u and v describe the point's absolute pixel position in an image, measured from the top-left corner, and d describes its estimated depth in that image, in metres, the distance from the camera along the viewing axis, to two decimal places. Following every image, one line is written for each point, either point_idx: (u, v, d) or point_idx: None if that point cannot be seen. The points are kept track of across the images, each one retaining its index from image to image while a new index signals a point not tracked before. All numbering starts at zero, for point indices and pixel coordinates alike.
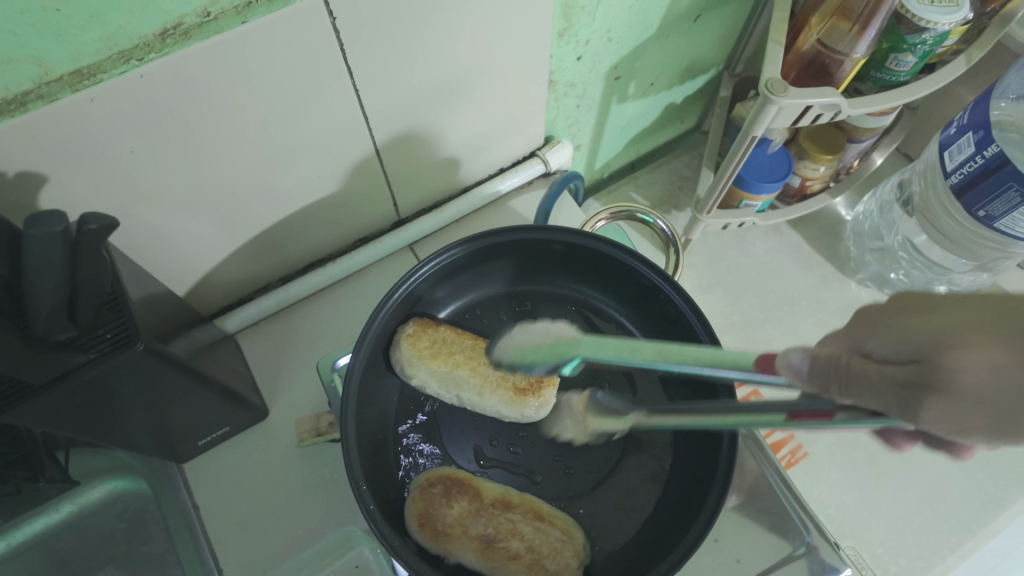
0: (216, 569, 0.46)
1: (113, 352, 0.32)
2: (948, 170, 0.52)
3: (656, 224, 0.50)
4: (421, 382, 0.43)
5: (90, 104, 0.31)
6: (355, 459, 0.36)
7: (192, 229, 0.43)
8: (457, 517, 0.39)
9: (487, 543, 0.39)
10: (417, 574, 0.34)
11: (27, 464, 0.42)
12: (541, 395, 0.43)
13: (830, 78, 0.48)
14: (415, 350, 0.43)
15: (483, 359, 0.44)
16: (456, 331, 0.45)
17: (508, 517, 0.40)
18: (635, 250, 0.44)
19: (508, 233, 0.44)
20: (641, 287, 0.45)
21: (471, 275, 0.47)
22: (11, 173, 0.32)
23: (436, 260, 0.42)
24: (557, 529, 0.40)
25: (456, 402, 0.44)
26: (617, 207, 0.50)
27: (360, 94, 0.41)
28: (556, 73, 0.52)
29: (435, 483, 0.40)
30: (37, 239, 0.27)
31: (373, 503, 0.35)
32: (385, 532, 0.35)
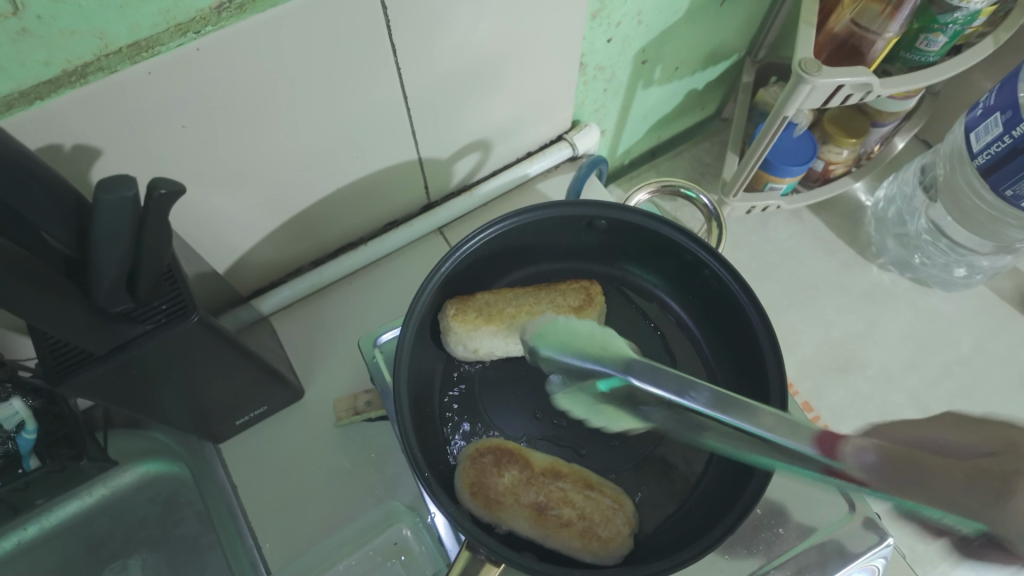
0: (254, 547, 0.46)
1: (169, 324, 0.33)
2: (975, 151, 0.53)
3: (699, 198, 0.50)
4: (488, 348, 0.44)
5: (147, 77, 0.31)
6: (410, 428, 0.37)
7: (233, 208, 0.43)
8: (509, 485, 0.39)
9: (542, 509, 0.39)
10: (473, 539, 0.34)
11: (70, 442, 0.43)
12: (596, 307, 0.46)
13: (860, 58, 0.49)
14: (469, 326, 0.43)
15: (530, 301, 0.45)
16: (493, 292, 0.46)
17: (561, 485, 0.40)
18: (680, 223, 0.44)
19: (556, 209, 0.44)
20: (682, 262, 0.46)
21: (512, 253, 0.48)
22: (68, 147, 0.32)
23: (484, 234, 0.43)
24: (609, 500, 0.40)
25: (524, 350, 0.45)
26: (660, 181, 0.50)
27: (401, 74, 0.41)
28: (586, 57, 0.52)
29: (485, 453, 0.40)
30: (107, 206, 0.26)
31: (428, 471, 0.35)
32: (439, 494, 0.35)
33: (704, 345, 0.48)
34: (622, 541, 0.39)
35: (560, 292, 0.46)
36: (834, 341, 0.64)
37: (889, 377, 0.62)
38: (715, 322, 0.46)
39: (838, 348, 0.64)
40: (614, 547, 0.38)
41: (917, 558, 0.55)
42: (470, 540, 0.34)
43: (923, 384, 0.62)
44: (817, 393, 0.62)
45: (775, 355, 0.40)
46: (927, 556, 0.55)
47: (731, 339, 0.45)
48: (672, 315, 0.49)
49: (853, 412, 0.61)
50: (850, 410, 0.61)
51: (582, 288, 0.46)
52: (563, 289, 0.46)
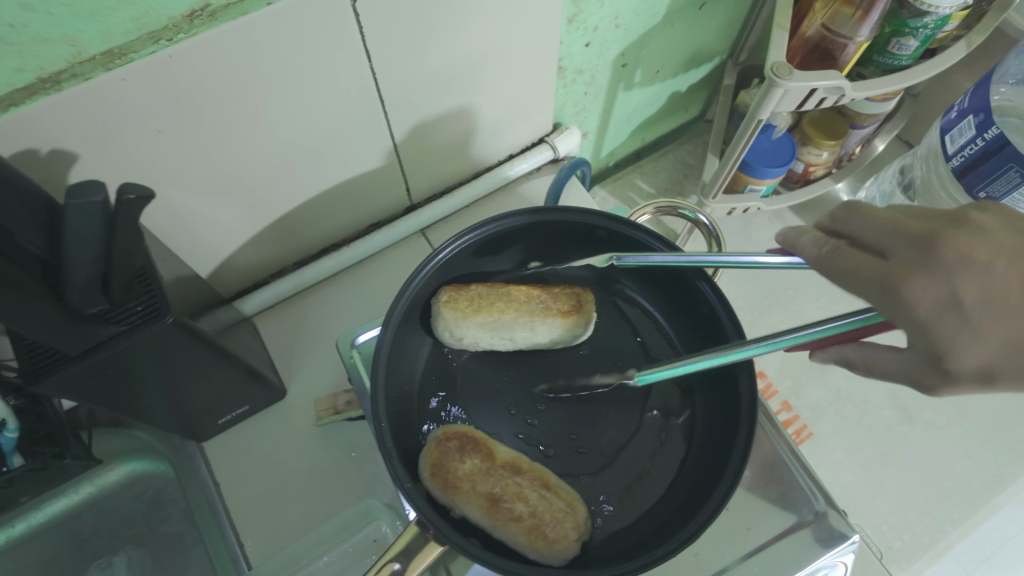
0: (236, 545, 0.47)
1: (144, 325, 0.33)
2: (950, 153, 0.53)
3: (697, 219, 0.46)
4: (472, 340, 0.43)
5: (120, 84, 0.32)
6: (381, 402, 0.37)
7: (212, 211, 0.44)
8: (468, 473, 0.39)
9: (493, 501, 0.38)
10: (423, 517, 0.34)
11: (52, 441, 0.44)
12: (586, 314, 0.44)
13: (833, 62, 0.50)
14: (458, 314, 0.42)
15: (522, 298, 0.44)
16: (487, 286, 0.45)
17: (516, 483, 0.39)
18: (676, 243, 0.42)
19: (551, 215, 0.43)
20: (675, 279, 0.44)
21: (506, 253, 0.47)
22: (44, 152, 0.33)
23: (472, 234, 0.42)
24: (564, 499, 0.39)
25: (508, 348, 0.44)
26: (661, 202, 0.47)
27: (377, 78, 0.42)
28: (564, 60, 0.53)
29: (451, 437, 0.40)
30: (76, 210, 0.27)
31: (390, 441, 0.36)
32: (398, 473, 0.35)
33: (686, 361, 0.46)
34: (569, 545, 0.37)
35: (553, 293, 0.45)
36: None
37: None
38: (699, 340, 0.45)
39: None
40: (559, 548, 0.37)
41: (893, 555, 0.56)
42: (420, 517, 0.34)
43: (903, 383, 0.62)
44: (797, 392, 0.62)
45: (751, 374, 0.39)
46: (903, 554, 0.56)
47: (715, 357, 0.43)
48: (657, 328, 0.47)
49: (832, 411, 0.61)
50: (829, 408, 0.61)
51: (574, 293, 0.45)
52: (556, 292, 0.45)
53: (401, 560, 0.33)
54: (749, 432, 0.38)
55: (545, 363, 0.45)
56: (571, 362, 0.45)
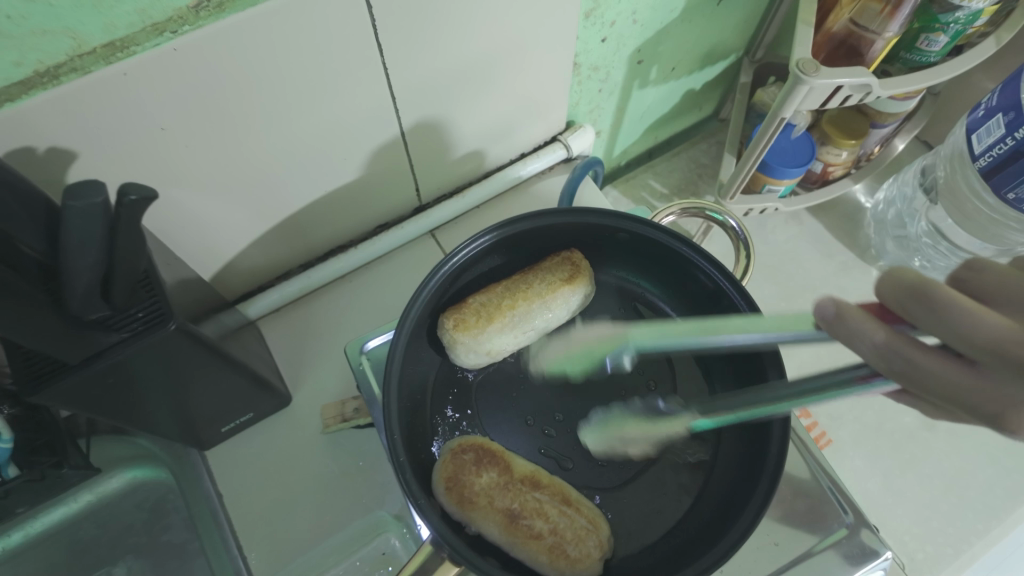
0: (240, 558, 0.45)
1: (146, 332, 0.32)
2: (976, 153, 0.52)
3: (725, 221, 0.44)
4: (500, 347, 0.41)
5: (123, 79, 0.30)
6: (394, 413, 0.35)
7: (217, 212, 0.42)
8: (485, 487, 0.37)
9: (512, 516, 0.36)
10: (439, 537, 0.32)
11: (51, 450, 0.42)
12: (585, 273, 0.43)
13: (859, 59, 0.48)
14: (473, 333, 0.40)
15: (520, 285, 0.42)
16: (483, 291, 0.42)
17: (535, 497, 0.37)
18: (704, 247, 0.40)
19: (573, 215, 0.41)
20: (704, 287, 0.42)
21: (527, 257, 0.44)
22: (41, 149, 0.31)
23: (491, 236, 0.39)
24: (587, 516, 0.37)
25: (533, 338, 0.42)
26: (687, 203, 0.45)
27: (388, 74, 0.41)
28: (580, 56, 0.52)
29: (466, 450, 0.38)
30: (77, 213, 0.26)
31: (405, 456, 0.34)
32: (413, 489, 0.33)
33: (713, 375, 0.43)
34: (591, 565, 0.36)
35: (542, 267, 0.43)
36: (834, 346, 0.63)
37: None
38: (727, 354, 0.42)
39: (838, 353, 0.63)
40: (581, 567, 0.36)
41: (916, 567, 0.54)
42: (434, 537, 0.32)
43: None
44: None
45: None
46: (927, 566, 0.54)
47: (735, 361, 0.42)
48: None
49: (851, 417, 0.60)
50: (849, 415, 0.60)
51: (566, 257, 0.43)
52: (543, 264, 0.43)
53: None
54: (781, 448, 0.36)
55: (564, 375, 0.43)
56: (594, 374, 0.43)
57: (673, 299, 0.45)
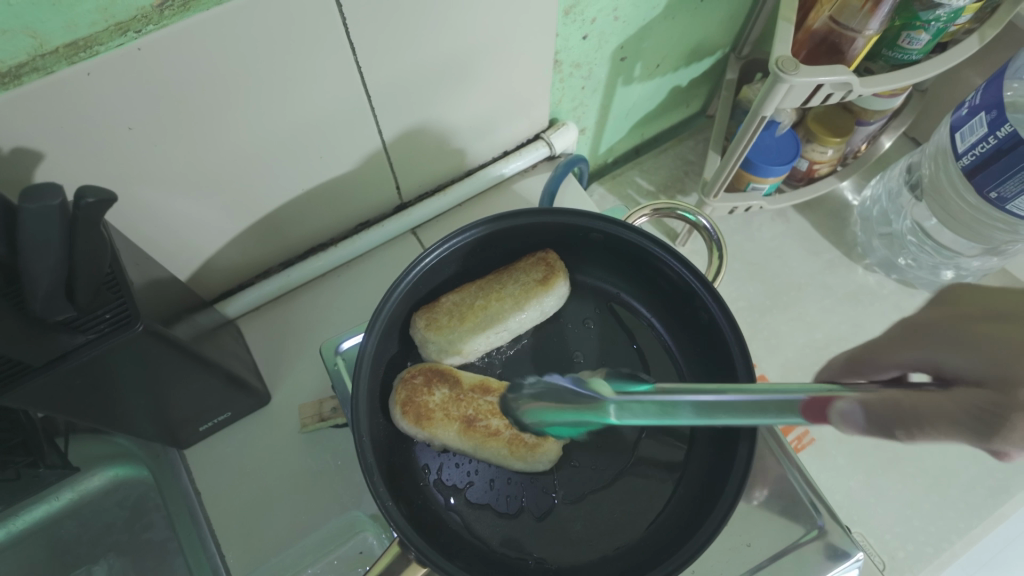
0: (219, 556, 0.45)
1: (112, 333, 0.32)
2: (960, 152, 0.51)
3: (697, 221, 0.44)
4: (473, 348, 0.41)
5: (86, 78, 0.30)
6: (363, 412, 0.35)
7: (192, 211, 0.42)
8: (439, 403, 0.39)
9: (470, 425, 0.39)
10: (405, 537, 0.32)
11: (27, 449, 0.42)
12: (561, 274, 0.42)
13: (841, 56, 0.48)
14: (445, 333, 0.40)
15: (495, 286, 0.42)
16: (458, 291, 0.42)
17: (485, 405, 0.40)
18: (675, 247, 0.40)
19: (548, 215, 0.40)
20: (676, 286, 0.41)
21: (505, 258, 0.44)
22: (6, 150, 0.31)
23: (462, 236, 0.39)
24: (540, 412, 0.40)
25: (507, 338, 0.42)
26: (659, 203, 0.44)
27: (362, 72, 0.40)
28: (561, 53, 0.51)
29: (416, 374, 0.40)
30: (33, 215, 0.26)
31: (372, 457, 0.34)
32: (379, 489, 0.33)
33: (687, 377, 0.43)
34: (550, 453, 0.39)
35: (519, 267, 0.42)
36: (819, 344, 0.63)
37: None
38: (700, 354, 0.42)
39: (822, 351, 0.63)
40: (542, 452, 0.38)
41: (898, 565, 0.54)
42: (400, 538, 0.32)
43: None
44: None
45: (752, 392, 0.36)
46: (908, 564, 0.54)
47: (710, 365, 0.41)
48: (659, 342, 0.44)
49: None
50: None
51: (541, 259, 0.42)
52: (520, 265, 0.43)
53: None
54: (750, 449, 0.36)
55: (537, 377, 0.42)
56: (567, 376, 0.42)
57: (647, 299, 0.45)
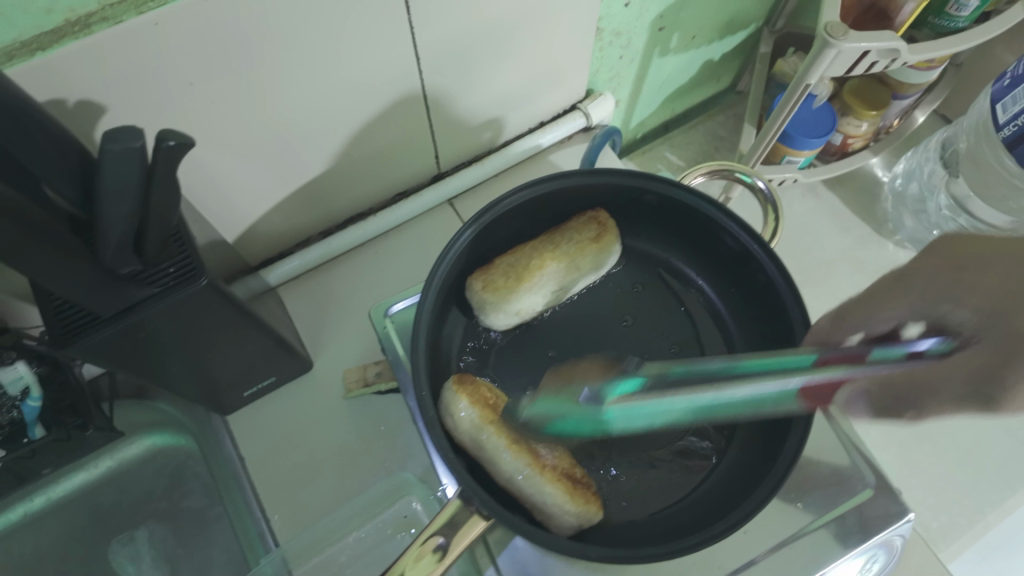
0: (264, 519, 0.46)
1: (177, 287, 0.32)
2: (1001, 123, 0.51)
3: (754, 183, 0.44)
4: (530, 307, 0.40)
5: (154, 29, 0.30)
6: (422, 369, 0.35)
7: (241, 173, 0.42)
8: (470, 431, 0.36)
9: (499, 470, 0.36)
10: (469, 490, 0.32)
11: (75, 411, 0.42)
12: (613, 233, 0.42)
13: (888, 23, 0.47)
14: (503, 294, 0.39)
15: (548, 245, 0.41)
16: (509, 252, 0.42)
17: (519, 467, 0.36)
18: (731, 209, 0.40)
19: (600, 175, 0.40)
20: (729, 250, 0.41)
21: (554, 221, 0.44)
22: (71, 102, 0.31)
23: (518, 195, 0.39)
24: (575, 488, 0.36)
25: (559, 298, 0.42)
26: (714, 164, 0.43)
27: (414, 32, 0.40)
28: (603, 21, 0.51)
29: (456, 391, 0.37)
30: (114, 156, 0.25)
31: (433, 412, 0.34)
32: (440, 442, 0.33)
33: (737, 339, 0.43)
34: (562, 527, 0.36)
35: (569, 225, 0.42)
36: None
37: None
38: (751, 317, 0.42)
39: None
40: (557, 527, 0.36)
41: (930, 535, 0.54)
42: (464, 491, 0.32)
43: None
44: None
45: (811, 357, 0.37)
46: (941, 534, 0.54)
47: (764, 328, 0.41)
48: (707, 307, 0.44)
49: None
50: None
51: (592, 218, 0.42)
52: (571, 224, 0.42)
53: (446, 534, 0.32)
54: (798, 445, 0.36)
55: (588, 338, 0.42)
56: (618, 340, 0.42)
57: (697, 263, 0.45)
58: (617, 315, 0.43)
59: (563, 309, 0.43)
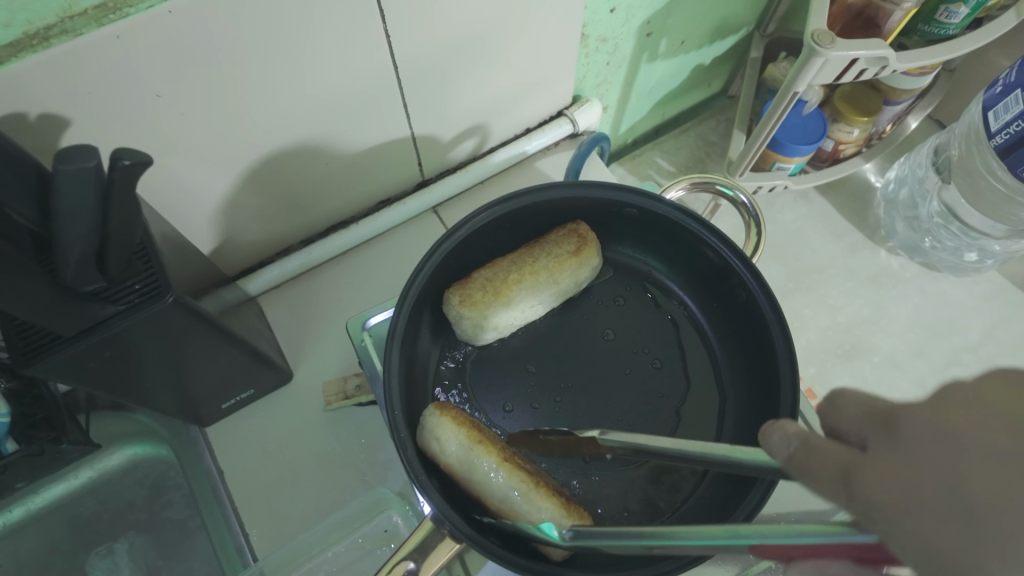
0: (242, 533, 0.45)
1: (143, 305, 0.31)
2: (992, 130, 0.50)
3: (736, 196, 0.43)
4: (508, 323, 0.40)
5: (116, 42, 0.29)
6: (395, 388, 0.35)
7: (215, 184, 0.41)
8: (453, 458, 0.36)
9: (489, 491, 0.35)
10: (440, 512, 0.31)
11: (49, 424, 0.42)
12: (593, 246, 0.41)
13: (877, 31, 0.47)
14: (480, 308, 0.39)
15: (526, 260, 0.41)
16: (487, 266, 0.41)
17: (510, 482, 0.35)
18: (712, 222, 0.39)
19: (579, 188, 0.40)
20: (710, 263, 0.41)
21: (534, 234, 0.43)
22: (33, 116, 0.30)
23: (495, 209, 0.38)
24: (566, 506, 0.35)
25: (538, 312, 0.41)
26: (697, 176, 0.42)
27: (390, 40, 0.39)
28: (588, 27, 0.50)
29: (434, 420, 0.36)
30: (68, 177, 0.25)
31: (405, 431, 0.34)
32: (412, 463, 0.33)
33: (719, 353, 0.42)
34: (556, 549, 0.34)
35: (548, 240, 0.41)
36: (842, 327, 0.62)
37: (895, 364, 0.61)
38: (734, 332, 0.41)
39: (845, 334, 0.62)
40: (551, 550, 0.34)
41: None
42: (435, 513, 0.31)
43: (930, 371, 0.60)
44: (821, 379, 0.60)
45: (792, 377, 0.35)
46: None
47: (745, 342, 0.40)
48: (690, 320, 0.44)
49: None
50: None
51: (572, 231, 0.42)
52: (549, 238, 0.42)
53: (416, 558, 0.31)
54: (762, 491, 0.34)
55: (568, 353, 0.42)
56: (598, 355, 0.42)
57: (680, 277, 0.44)
58: (598, 330, 0.42)
59: (542, 323, 0.43)
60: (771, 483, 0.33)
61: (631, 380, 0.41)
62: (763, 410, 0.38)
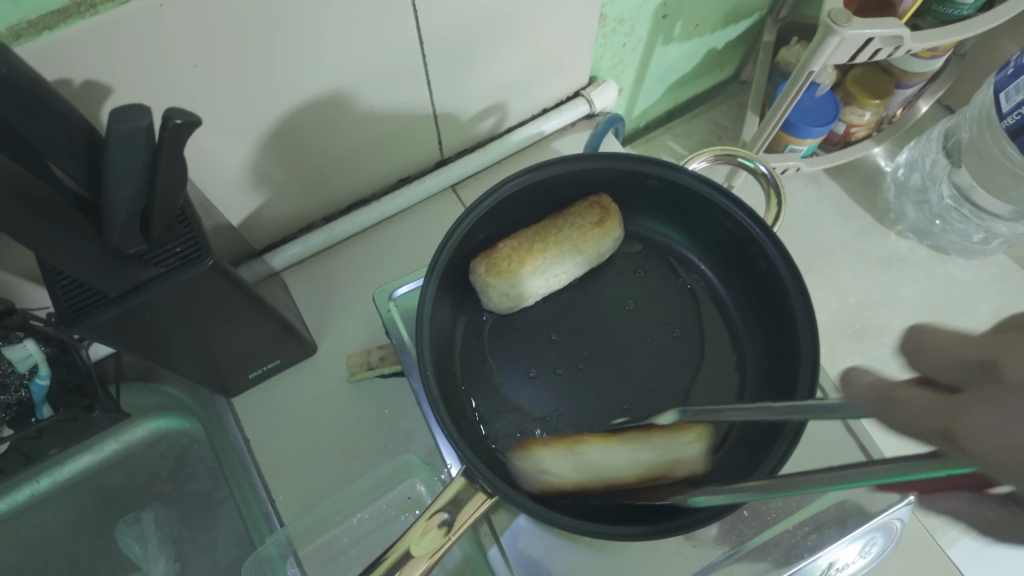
0: (267, 501, 0.46)
1: (183, 267, 0.32)
2: (1004, 112, 0.51)
3: (756, 168, 0.44)
4: (532, 292, 0.41)
5: (159, 10, 0.30)
6: (426, 351, 0.36)
7: (246, 158, 0.42)
8: (570, 479, 0.35)
9: (617, 471, 0.35)
10: (472, 468, 0.33)
11: (81, 392, 0.43)
12: (616, 218, 0.42)
13: (892, 10, 0.48)
14: (507, 277, 0.40)
15: (551, 230, 0.42)
16: (513, 236, 0.42)
17: (625, 447, 0.35)
18: (734, 194, 0.40)
19: (604, 160, 0.41)
20: (731, 235, 0.42)
21: (558, 207, 0.44)
22: (77, 83, 0.31)
23: (522, 179, 0.39)
24: (673, 430, 0.37)
25: (562, 282, 0.42)
26: (719, 150, 0.43)
27: (417, 17, 0.40)
28: (606, 8, 0.51)
29: (529, 458, 0.36)
30: (121, 135, 0.25)
31: (438, 392, 0.35)
32: (445, 421, 0.34)
33: (738, 323, 0.43)
34: (700, 459, 0.36)
35: (573, 211, 0.42)
36: (851, 308, 0.63)
37: None
38: (752, 302, 0.42)
39: (854, 315, 0.63)
40: (700, 465, 0.36)
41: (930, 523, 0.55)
42: (467, 469, 0.33)
43: None
44: (831, 358, 0.61)
45: (812, 344, 0.36)
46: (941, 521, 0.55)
47: (763, 313, 0.41)
48: (710, 293, 0.45)
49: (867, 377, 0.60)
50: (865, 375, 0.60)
51: (596, 202, 0.42)
52: (574, 209, 0.42)
53: (450, 510, 0.32)
54: (794, 431, 0.34)
55: (589, 322, 0.43)
56: (621, 323, 0.43)
57: (701, 250, 0.45)
58: (620, 302, 0.43)
59: (564, 294, 0.44)
60: (786, 454, 0.33)
61: (653, 349, 0.42)
62: (782, 377, 0.39)
